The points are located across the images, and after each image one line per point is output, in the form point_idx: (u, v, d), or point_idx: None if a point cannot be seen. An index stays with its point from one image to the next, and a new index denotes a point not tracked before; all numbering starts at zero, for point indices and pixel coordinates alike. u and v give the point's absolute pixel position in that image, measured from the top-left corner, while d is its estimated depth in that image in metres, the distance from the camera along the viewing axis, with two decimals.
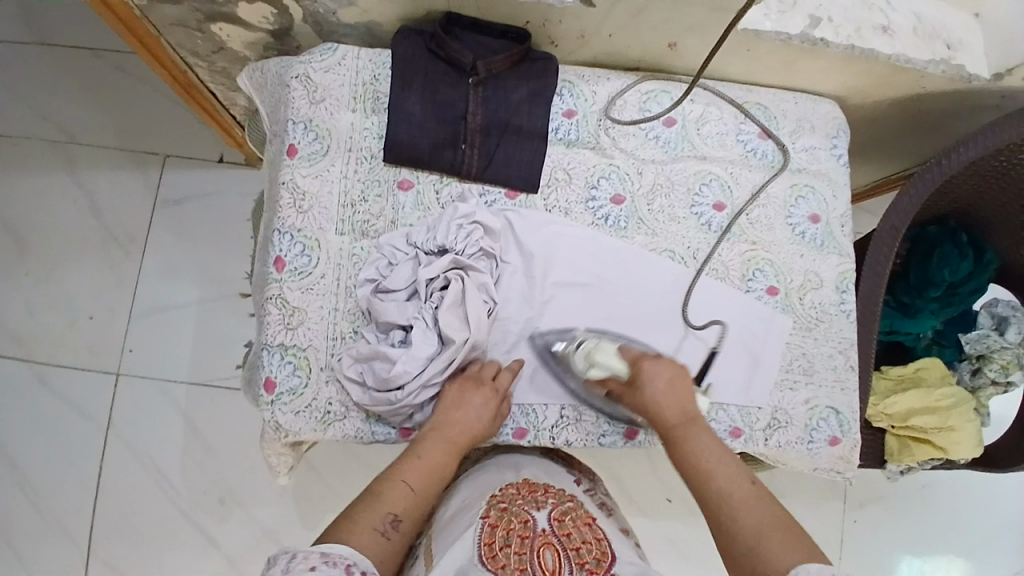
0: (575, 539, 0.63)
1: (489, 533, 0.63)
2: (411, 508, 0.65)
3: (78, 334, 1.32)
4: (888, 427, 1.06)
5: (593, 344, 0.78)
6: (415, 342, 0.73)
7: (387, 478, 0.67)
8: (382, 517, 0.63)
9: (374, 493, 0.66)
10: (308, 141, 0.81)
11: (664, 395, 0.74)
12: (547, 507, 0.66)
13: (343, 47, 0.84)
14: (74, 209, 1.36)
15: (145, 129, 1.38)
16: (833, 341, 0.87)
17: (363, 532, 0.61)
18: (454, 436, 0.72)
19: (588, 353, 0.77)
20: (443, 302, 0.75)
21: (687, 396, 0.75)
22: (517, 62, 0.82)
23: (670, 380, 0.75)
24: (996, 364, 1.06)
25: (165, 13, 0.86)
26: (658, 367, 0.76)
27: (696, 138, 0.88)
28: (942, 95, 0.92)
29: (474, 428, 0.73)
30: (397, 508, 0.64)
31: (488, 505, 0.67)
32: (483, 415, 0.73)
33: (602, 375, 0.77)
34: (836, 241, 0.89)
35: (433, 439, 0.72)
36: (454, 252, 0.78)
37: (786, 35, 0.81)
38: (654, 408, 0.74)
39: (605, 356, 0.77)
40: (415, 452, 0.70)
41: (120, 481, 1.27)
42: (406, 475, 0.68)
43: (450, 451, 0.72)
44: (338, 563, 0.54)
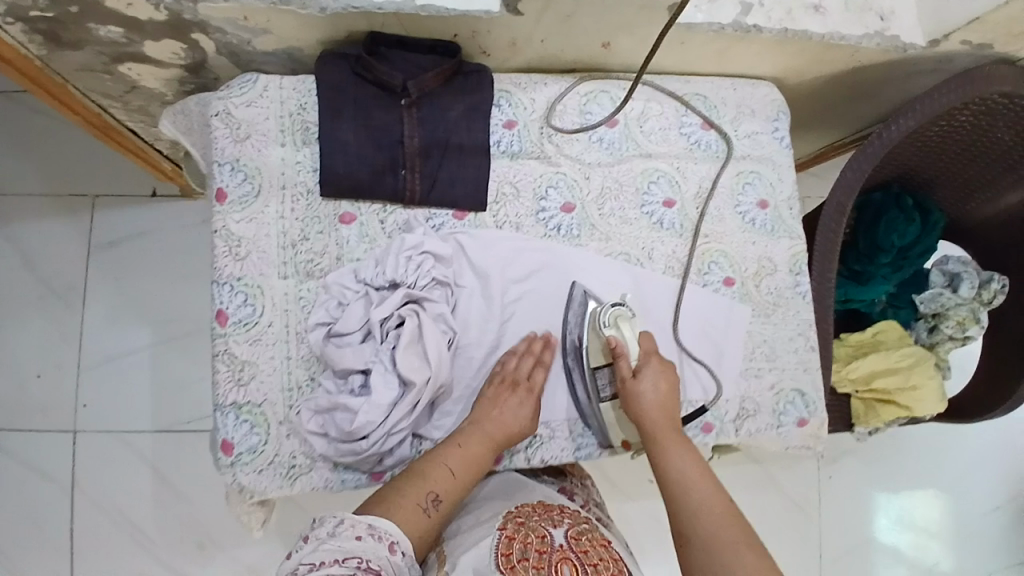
0: (592, 555, 0.64)
1: (507, 544, 0.63)
2: (451, 490, 0.69)
3: (27, 395, 1.26)
4: (853, 391, 1.08)
5: (627, 313, 0.79)
6: (375, 388, 0.71)
7: (430, 458, 0.71)
8: (425, 494, 0.67)
9: (415, 470, 0.69)
10: (238, 184, 0.77)
11: (653, 401, 0.75)
12: (564, 525, 0.68)
13: (263, 77, 0.79)
14: (3, 264, 1.28)
15: (69, 171, 1.30)
16: (792, 325, 0.87)
17: (406, 505, 0.65)
18: (493, 432, 0.73)
19: (618, 317, 0.79)
20: (400, 342, 0.72)
21: (675, 405, 0.76)
22: (450, 78, 0.79)
23: (661, 386, 0.76)
24: (951, 321, 1.08)
25: (66, 58, 0.80)
26: (650, 382, 0.76)
27: (640, 136, 0.86)
28: (880, 65, 0.91)
29: (514, 427, 0.74)
30: (439, 487, 0.68)
31: (506, 518, 0.67)
32: (517, 412, 0.75)
33: (620, 343, 0.78)
34: (785, 224, 0.89)
35: (475, 428, 0.73)
36: (406, 285, 0.75)
37: (719, 25, 0.79)
38: (643, 409, 0.75)
39: (630, 330, 0.79)
40: (456, 439, 0.72)
41: (93, 541, 1.23)
42: (447, 459, 0.71)
43: (491, 444, 0.73)
44: (383, 538, 0.61)
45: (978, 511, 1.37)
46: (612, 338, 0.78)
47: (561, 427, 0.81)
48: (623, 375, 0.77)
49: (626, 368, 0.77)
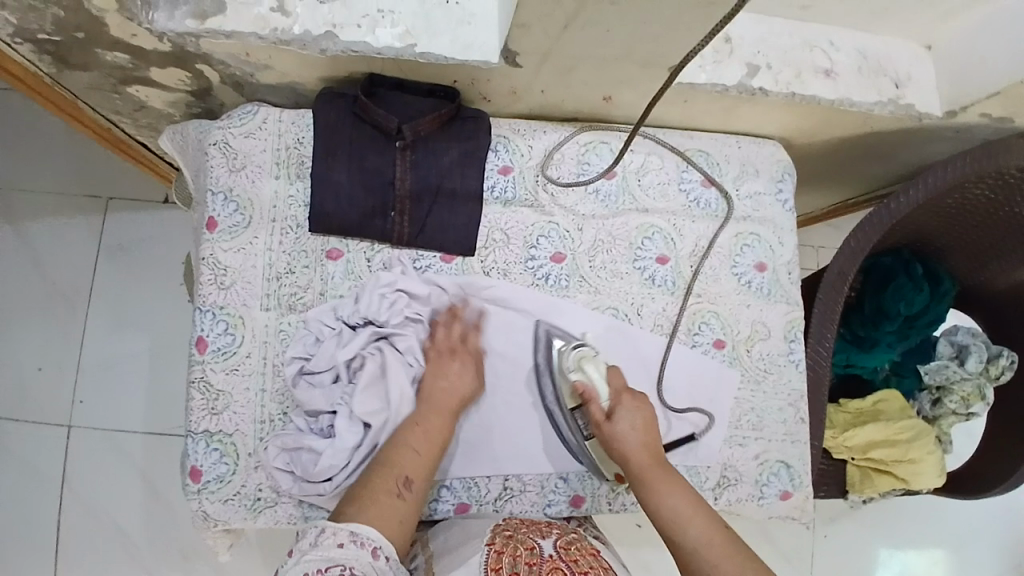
0: (583, 564, 0.64)
1: (496, 558, 0.63)
2: (421, 469, 0.68)
3: (28, 389, 1.28)
4: (849, 459, 1.04)
5: (591, 353, 0.79)
6: (340, 433, 0.73)
7: (393, 444, 0.70)
8: (397, 481, 0.66)
9: (382, 459, 0.68)
10: (229, 213, 0.78)
11: (634, 439, 0.73)
12: (552, 536, 0.68)
13: (264, 109, 0.80)
14: (14, 259, 1.31)
15: (86, 172, 1.33)
16: (782, 395, 0.85)
17: (380, 497, 0.64)
18: (448, 403, 0.73)
19: (581, 358, 0.78)
20: (361, 384, 0.74)
21: (655, 437, 0.74)
22: (447, 122, 0.79)
23: (638, 423, 0.74)
24: (956, 395, 1.04)
25: (77, 78, 0.82)
26: (629, 413, 0.74)
27: (637, 190, 0.85)
28: (892, 132, 0.89)
29: (466, 393, 0.75)
30: (407, 470, 0.67)
31: (493, 532, 0.67)
32: (464, 377, 0.75)
33: (588, 388, 0.76)
34: (782, 289, 0.87)
35: (432, 407, 0.73)
36: (376, 323, 0.77)
37: (722, 86, 0.78)
38: (626, 448, 0.73)
39: (597, 370, 0.77)
40: (416, 419, 0.72)
41: (79, 538, 1.25)
42: (411, 441, 0.70)
43: (447, 416, 0.73)
44: (366, 544, 0.58)
45: None
46: (580, 385, 0.76)
47: (532, 481, 0.80)
48: (596, 420, 0.75)
49: (598, 411, 0.75)
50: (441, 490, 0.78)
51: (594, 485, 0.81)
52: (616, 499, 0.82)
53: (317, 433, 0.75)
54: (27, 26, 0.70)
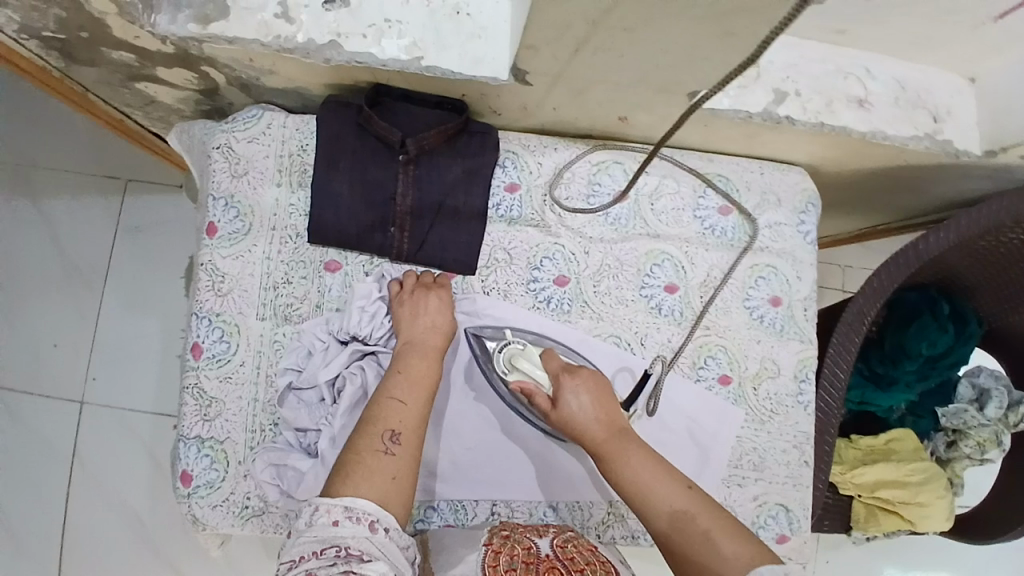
0: (579, 561, 0.62)
1: (493, 557, 0.62)
2: (408, 418, 0.66)
3: (44, 364, 1.31)
4: (856, 495, 1.00)
5: (519, 348, 0.75)
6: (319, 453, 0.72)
7: (377, 399, 0.67)
8: (382, 437, 0.63)
9: (366, 418, 0.66)
10: (229, 220, 0.76)
11: (588, 415, 0.70)
12: (549, 535, 0.66)
13: (269, 114, 0.78)
14: (34, 236, 1.32)
15: (107, 153, 1.34)
16: (787, 436, 0.82)
17: (367, 459, 0.61)
18: (428, 344, 0.72)
19: (513, 358, 0.75)
20: (341, 410, 0.74)
21: (612, 408, 0.71)
22: (454, 136, 0.76)
23: (590, 397, 0.71)
24: (972, 440, 1.00)
25: (85, 73, 0.81)
26: (578, 386, 0.71)
27: (649, 215, 0.82)
28: (927, 167, 0.83)
29: (444, 330, 0.74)
30: (394, 423, 0.65)
31: (492, 533, 0.67)
32: (442, 312, 0.74)
33: (527, 383, 0.74)
34: (797, 326, 0.83)
35: (413, 352, 0.71)
36: (358, 340, 0.76)
37: (746, 112, 0.73)
38: (583, 429, 0.70)
39: (531, 364, 0.74)
40: (397, 367, 0.70)
41: (85, 512, 1.28)
42: (394, 393, 0.67)
43: (431, 358, 0.71)
44: (362, 519, 0.57)
45: None
46: (518, 386, 0.74)
47: (521, 507, 0.78)
48: (545, 410, 0.72)
49: (544, 401, 0.72)
50: (428, 511, 0.77)
51: (584, 516, 0.79)
52: (606, 531, 0.80)
53: (306, 450, 0.74)
54: (31, 23, 0.69)
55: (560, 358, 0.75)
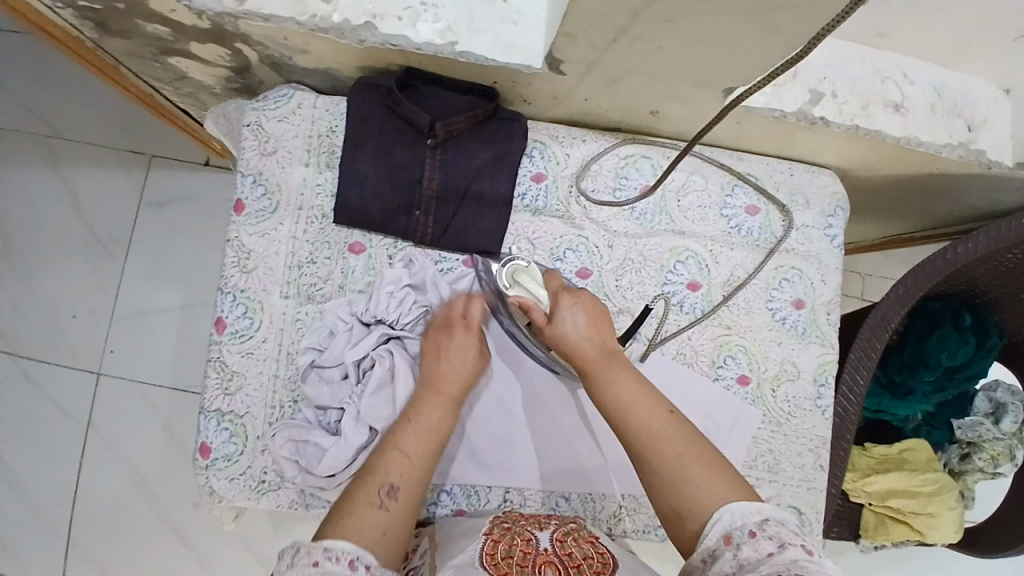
0: (576, 557, 0.62)
1: (491, 546, 0.63)
2: (409, 474, 0.62)
3: (61, 333, 1.32)
4: (866, 503, 1.00)
5: (524, 265, 0.74)
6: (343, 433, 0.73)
7: (382, 446, 0.64)
8: (378, 490, 0.60)
9: (367, 465, 0.62)
10: (257, 198, 0.77)
11: (580, 333, 0.69)
12: (550, 527, 0.65)
13: (299, 94, 0.78)
14: (58, 205, 1.34)
15: (132, 127, 1.35)
16: (803, 439, 0.81)
17: (357, 509, 0.58)
18: (447, 390, 0.69)
19: (515, 273, 0.73)
20: (369, 387, 0.74)
21: (606, 330, 0.70)
22: (482, 123, 0.76)
23: (584, 317, 0.69)
24: (985, 453, 0.98)
25: (119, 45, 0.81)
26: (572, 307, 0.70)
27: (675, 211, 0.81)
28: (960, 176, 0.82)
29: (468, 373, 0.71)
30: (394, 476, 0.61)
31: (493, 523, 0.66)
32: (468, 355, 0.71)
33: (525, 299, 0.72)
34: (818, 329, 0.82)
35: (427, 395, 0.68)
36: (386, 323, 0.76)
37: (781, 112, 0.73)
38: (572, 347, 0.68)
39: (531, 282, 0.73)
40: (408, 415, 0.66)
41: (98, 480, 1.29)
42: (399, 442, 0.64)
43: (445, 406, 0.68)
44: (342, 559, 0.53)
45: None
46: (515, 298, 0.73)
47: (534, 496, 0.78)
48: (539, 325, 0.71)
49: (541, 317, 0.71)
50: (440, 494, 0.77)
51: (596, 508, 0.79)
52: (617, 525, 0.79)
53: (326, 428, 0.75)
54: None
55: (561, 280, 0.75)
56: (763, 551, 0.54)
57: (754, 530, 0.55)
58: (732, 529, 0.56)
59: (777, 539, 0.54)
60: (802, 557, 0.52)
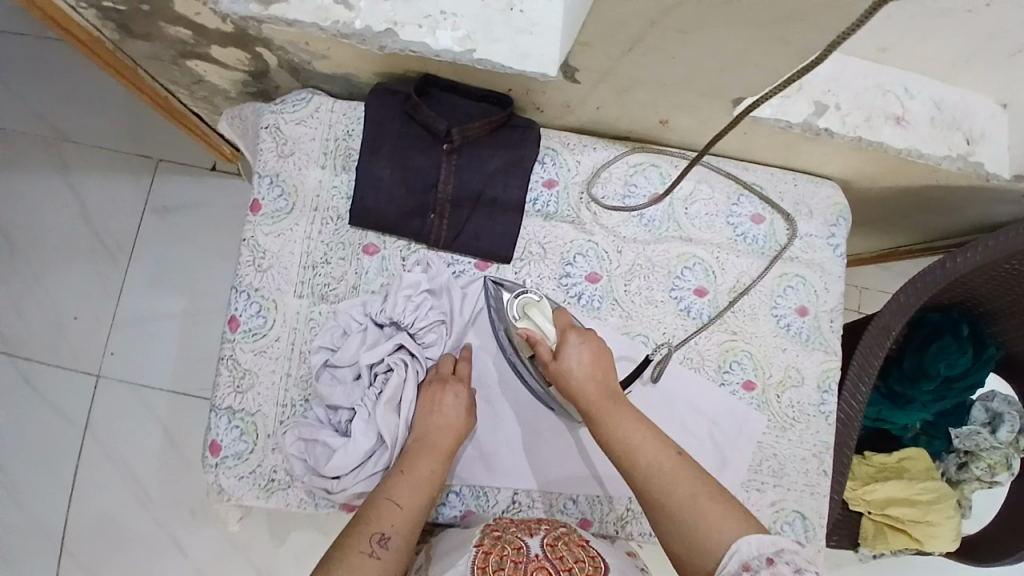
0: (568, 560, 0.61)
1: (482, 559, 0.62)
2: (400, 525, 0.64)
3: (63, 336, 1.32)
4: (865, 513, 1.00)
5: (535, 299, 0.75)
6: (353, 434, 0.73)
7: (375, 496, 0.66)
8: (370, 538, 0.62)
9: (361, 513, 0.64)
10: (273, 198, 0.78)
11: (585, 371, 0.69)
12: (540, 533, 0.65)
13: (317, 98, 0.80)
14: (63, 208, 1.34)
15: (141, 132, 1.36)
16: (807, 444, 0.82)
17: (351, 558, 0.60)
18: (439, 443, 0.71)
19: (525, 306, 0.75)
20: (384, 391, 0.74)
21: (608, 369, 0.70)
22: (496, 129, 0.78)
23: (589, 355, 0.70)
24: (983, 462, 1.00)
25: (139, 48, 0.83)
26: (578, 345, 0.70)
27: (683, 219, 0.83)
28: (958, 188, 0.85)
29: (459, 428, 0.72)
30: (385, 525, 0.63)
31: (483, 533, 0.66)
32: (458, 411, 0.73)
33: (532, 333, 0.73)
34: (822, 336, 0.84)
35: (419, 449, 0.70)
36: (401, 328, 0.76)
37: (786, 122, 0.75)
38: (575, 386, 0.68)
39: (541, 316, 0.74)
40: (401, 467, 0.68)
41: (94, 484, 1.28)
42: (391, 493, 0.66)
43: (437, 460, 0.70)
44: None
45: None
46: (522, 331, 0.74)
47: (541, 499, 0.79)
48: (544, 360, 0.71)
49: (546, 352, 0.71)
50: (448, 495, 0.77)
51: (603, 511, 0.80)
52: (624, 528, 0.80)
53: (336, 428, 0.75)
54: None
55: (570, 317, 0.75)
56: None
57: (772, 557, 0.56)
58: (749, 558, 0.57)
59: (794, 564, 0.55)
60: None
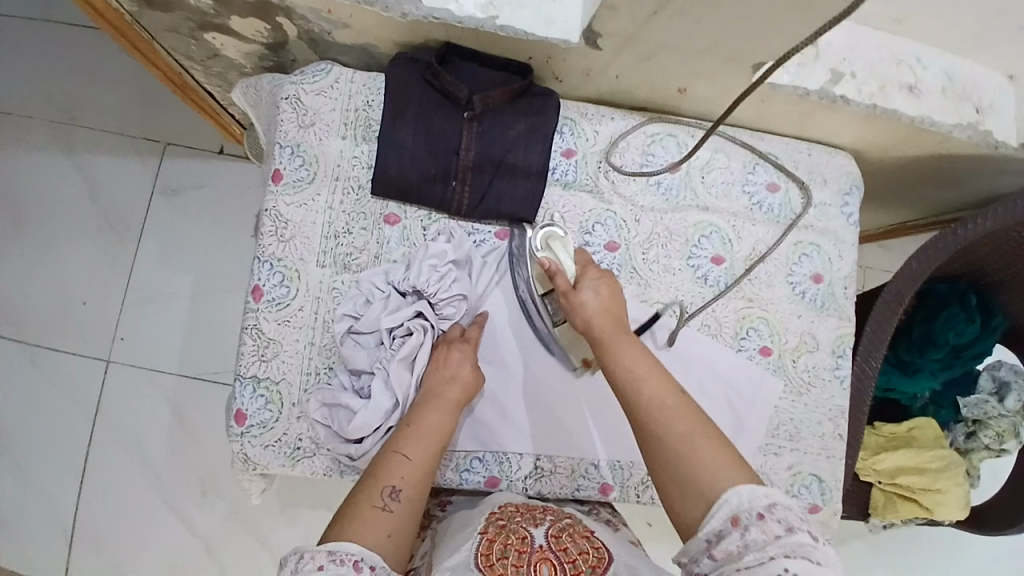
0: (572, 551, 0.63)
1: (487, 545, 0.63)
2: (412, 475, 0.63)
3: (71, 319, 1.32)
4: (875, 482, 1.02)
5: (559, 234, 0.77)
6: (374, 396, 0.74)
7: (384, 451, 0.65)
8: (381, 492, 0.61)
9: (371, 468, 0.64)
10: (294, 168, 0.79)
11: (597, 307, 0.69)
12: (545, 524, 0.66)
13: (337, 69, 0.80)
14: (71, 192, 1.34)
15: (147, 115, 1.35)
16: (823, 408, 0.84)
17: (363, 513, 0.60)
18: (447, 395, 0.70)
19: (550, 239, 0.77)
20: (400, 353, 0.75)
21: (620, 313, 0.70)
22: (517, 98, 0.79)
23: (603, 292, 0.71)
24: (991, 430, 1.02)
25: (157, 19, 0.83)
26: (592, 285, 0.71)
27: (699, 187, 0.84)
28: (968, 157, 0.86)
29: (466, 383, 0.72)
30: (396, 478, 0.62)
31: (488, 520, 0.67)
32: (467, 368, 0.73)
33: (554, 263, 0.74)
34: (836, 303, 0.85)
35: (427, 405, 0.69)
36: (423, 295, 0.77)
37: (803, 89, 0.76)
38: (588, 319, 0.69)
39: (564, 252, 0.76)
40: (409, 421, 0.68)
41: (105, 467, 1.28)
42: (400, 447, 0.65)
43: (446, 411, 0.69)
44: (347, 561, 0.55)
45: None
46: (545, 259, 0.75)
47: (564, 463, 0.80)
48: (562, 292, 0.71)
49: (565, 283, 0.71)
50: (472, 461, 0.78)
51: (625, 475, 0.81)
52: (645, 492, 0.81)
53: (358, 392, 0.76)
54: None
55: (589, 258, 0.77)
56: (771, 533, 0.54)
57: (762, 512, 0.55)
58: (738, 509, 0.55)
59: (785, 522, 0.54)
60: (805, 540, 0.53)
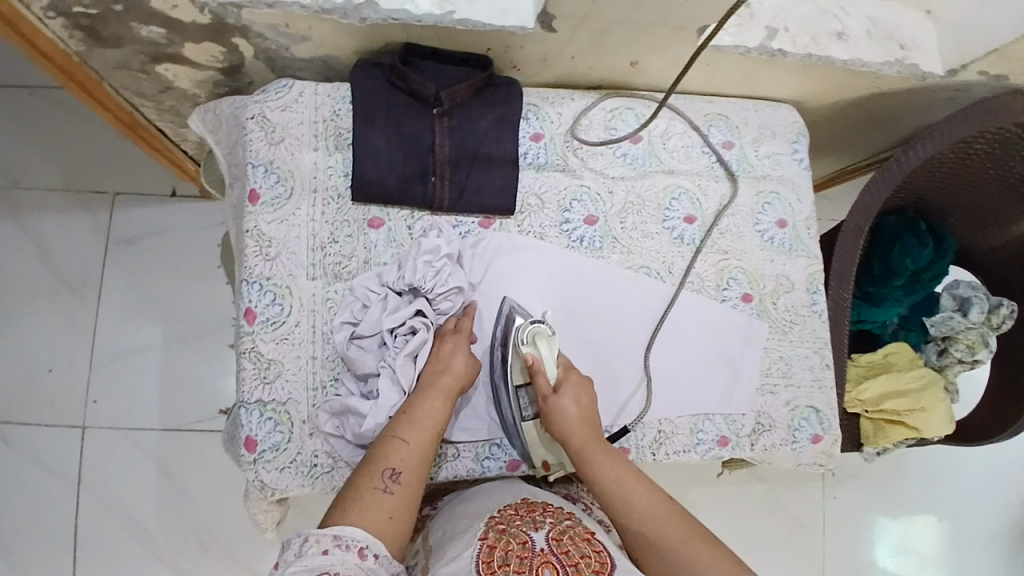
0: (573, 555, 0.62)
1: (488, 552, 0.62)
2: (409, 458, 0.65)
3: (37, 389, 1.26)
4: (862, 412, 1.08)
5: (547, 330, 0.77)
6: (384, 395, 0.74)
7: (381, 436, 0.67)
8: (381, 475, 0.63)
9: (368, 454, 0.66)
10: (270, 185, 0.79)
11: (576, 415, 0.73)
12: (546, 527, 0.66)
13: (299, 83, 0.81)
14: (21, 257, 1.29)
15: (92, 168, 1.32)
16: (808, 342, 0.89)
17: (364, 496, 0.61)
18: (440, 383, 0.72)
19: (536, 334, 0.76)
20: (406, 351, 0.75)
21: (593, 415, 0.74)
22: (480, 89, 0.81)
23: (581, 399, 0.74)
24: (961, 344, 1.08)
25: (106, 57, 0.82)
26: (567, 393, 0.74)
27: (662, 153, 0.89)
28: (898, 92, 0.94)
29: (460, 373, 0.73)
30: (395, 462, 0.64)
31: (487, 526, 0.66)
32: (465, 359, 0.74)
33: (537, 361, 0.75)
34: (803, 244, 0.91)
35: (422, 390, 0.71)
36: (419, 292, 0.78)
37: (745, 48, 0.81)
38: (566, 430, 0.72)
39: (549, 349, 0.76)
40: (405, 408, 0.69)
41: (95, 537, 1.22)
42: (398, 431, 0.67)
43: (441, 397, 0.71)
44: (352, 546, 0.56)
45: (980, 534, 1.37)
46: (528, 358, 0.75)
47: None
48: (544, 393, 0.74)
49: (546, 384, 0.74)
50: (492, 447, 0.80)
51: (637, 437, 0.82)
52: (659, 450, 0.83)
53: (368, 396, 0.76)
54: None
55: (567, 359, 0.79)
56: None
57: None
58: None
59: None
60: None
